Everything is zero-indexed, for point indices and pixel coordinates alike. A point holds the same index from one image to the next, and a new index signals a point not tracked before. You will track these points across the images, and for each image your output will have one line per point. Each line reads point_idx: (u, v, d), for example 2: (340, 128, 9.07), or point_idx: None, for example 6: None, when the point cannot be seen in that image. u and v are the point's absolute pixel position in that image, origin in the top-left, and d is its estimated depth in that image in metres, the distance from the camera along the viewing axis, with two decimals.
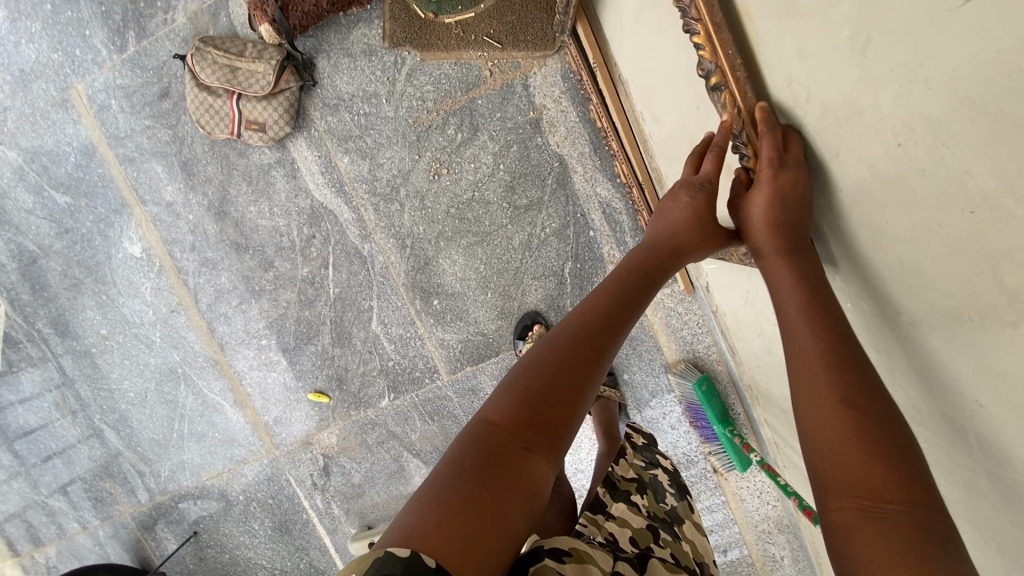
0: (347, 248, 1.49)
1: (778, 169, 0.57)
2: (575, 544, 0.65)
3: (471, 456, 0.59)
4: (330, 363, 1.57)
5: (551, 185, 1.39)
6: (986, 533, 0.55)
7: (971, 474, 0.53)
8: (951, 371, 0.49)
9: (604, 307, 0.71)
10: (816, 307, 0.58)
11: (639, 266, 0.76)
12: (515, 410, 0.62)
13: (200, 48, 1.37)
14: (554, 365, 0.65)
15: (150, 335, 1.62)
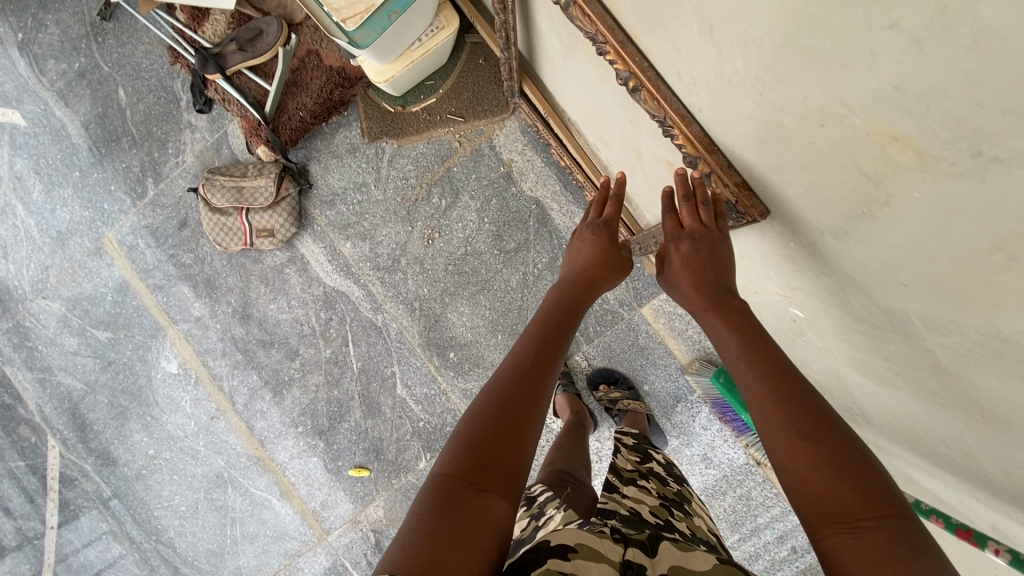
0: (363, 322, 1.61)
1: (677, 242, 0.79)
2: (581, 540, 0.67)
3: (431, 507, 0.63)
4: (366, 436, 1.64)
5: (533, 226, 1.53)
6: (969, 409, 0.60)
7: (930, 354, 0.60)
8: (877, 265, 0.56)
9: (533, 347, 0.81)
10: (750, 345, 0.71)
11: (559, 307, 0.90)
12: (463, 456, 0.67)
13: (210, 178, 1.59)
14: (496, 404, 0.72)
15: (194, 445, 1.71)
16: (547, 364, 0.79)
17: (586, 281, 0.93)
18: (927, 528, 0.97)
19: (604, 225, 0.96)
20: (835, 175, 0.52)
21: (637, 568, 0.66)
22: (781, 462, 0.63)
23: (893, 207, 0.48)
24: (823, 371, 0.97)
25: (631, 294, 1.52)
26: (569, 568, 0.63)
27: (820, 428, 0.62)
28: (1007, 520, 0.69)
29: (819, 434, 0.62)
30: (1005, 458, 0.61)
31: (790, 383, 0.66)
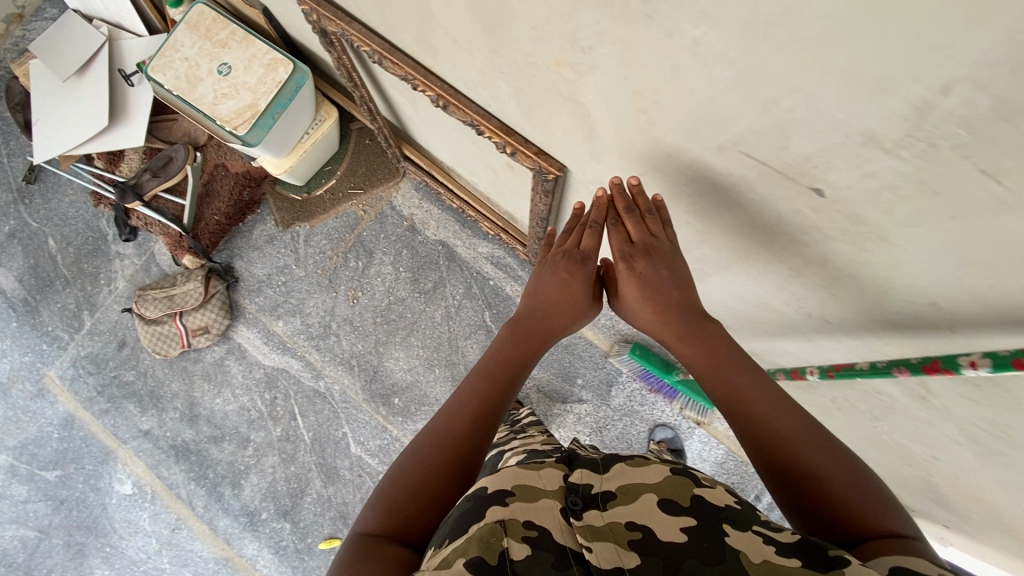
0: (306, 392, 1.69)
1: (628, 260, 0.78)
2: (518, 482, 0.65)
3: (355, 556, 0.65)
4: (330, 504, 1.64)
5: (444, 264, 1.70)
6: (733, 255, 0.77)
7: (692, 222, 0.78)
8: (623, 164, 0.75)
9: (485, 405, 0.82)
10: (727, 362, 0.74)
11: (519, 354, 0.88)
12: (388, 513, 0.71)
13: (141, 295, 1.71)
14: (430, 459, 0.76)
15: (159, 564, 1.67)
16: (490, 415, 0.82)
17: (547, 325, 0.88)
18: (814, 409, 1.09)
19: (584, 258, 0.85)
20: (562, 106, 0.72)
21: (581, 489, 0.66)
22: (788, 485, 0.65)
23: (593, 111, 0.67)
24: None
25: None
26: (507, 515, 0.61)
27: (818, 451, 0.65)
28: (820, 353, 0.83)
29: (807, 456, 0.65)
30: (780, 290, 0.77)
31: (777, 412, 0.69)
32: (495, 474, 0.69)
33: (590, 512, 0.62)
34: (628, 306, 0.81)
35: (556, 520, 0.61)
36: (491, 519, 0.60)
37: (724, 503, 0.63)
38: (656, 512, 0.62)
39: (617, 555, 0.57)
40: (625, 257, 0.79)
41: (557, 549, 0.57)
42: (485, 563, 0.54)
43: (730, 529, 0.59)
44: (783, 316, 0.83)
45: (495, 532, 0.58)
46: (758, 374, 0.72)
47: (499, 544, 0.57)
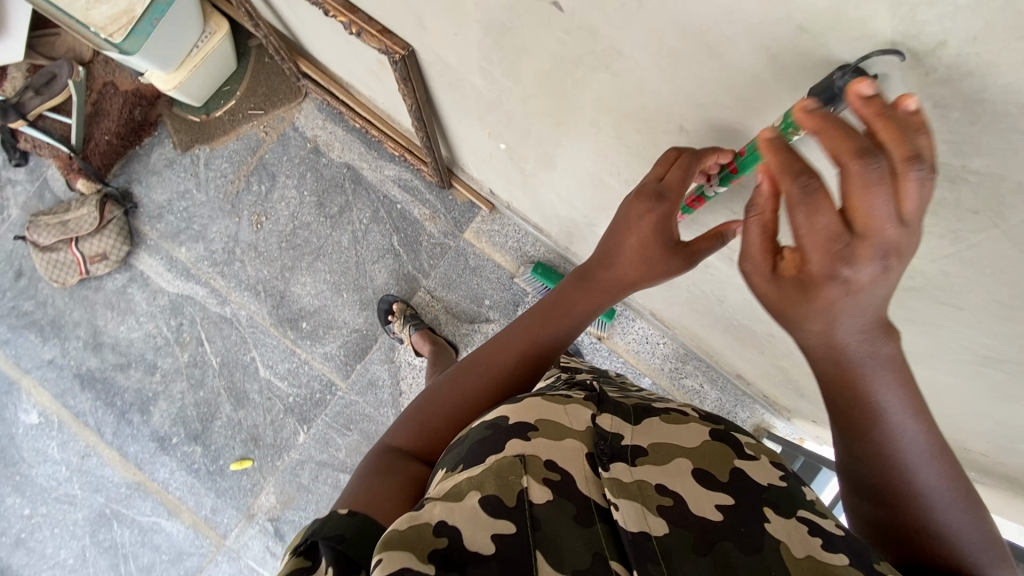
0: (213, 319, 1.67)
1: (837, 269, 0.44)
2: (542, 418, 0.63)
3: (383, 467, 0.71)
4: (240, 427, 1.65)
5: (350, 187, 1.67)
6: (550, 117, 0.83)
7: (516, 88, 0.82)
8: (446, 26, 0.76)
9: (530, 345, 0.82)
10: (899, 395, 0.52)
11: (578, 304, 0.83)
12: (415, 433, 0.77)
13: (33, 221, 1.65)
14: (468, 389, 0.79)
15: (70, 491, 1.67)
16: (534, 362, 0.82)
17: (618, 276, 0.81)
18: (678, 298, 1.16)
19: (661, 196, 0.69)
20: None
21: (611, 437, 0.62)
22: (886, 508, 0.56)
23: None
24: (559, 201, 1.14)
25: (451, 223, 1.66)
26: (528, 449, 0.59)
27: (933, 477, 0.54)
28: None
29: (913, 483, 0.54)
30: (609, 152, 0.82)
31: (917, 451, 0.53)
32: (518, 401, 0.66)
33: (618, 465, 0.59)
34: (775, 307, 0.51)
35: (581, 466, 0.59)
36: (510, 452, 0.58)
37: (765, 480, 0.60)
38: (689, 480, 0.59)
39: (643, 518, 0.54)
40: (839, 264, 0.44)
41: (581, 502, 0.55)
42: (501, 503, 0.53)
43: (772, 513, 0.55)
44: (617, 185, 0.89)
45: (515, 466, 0.56)
46: (910, 391, 0.52)
47: (517, 482, 0.55)
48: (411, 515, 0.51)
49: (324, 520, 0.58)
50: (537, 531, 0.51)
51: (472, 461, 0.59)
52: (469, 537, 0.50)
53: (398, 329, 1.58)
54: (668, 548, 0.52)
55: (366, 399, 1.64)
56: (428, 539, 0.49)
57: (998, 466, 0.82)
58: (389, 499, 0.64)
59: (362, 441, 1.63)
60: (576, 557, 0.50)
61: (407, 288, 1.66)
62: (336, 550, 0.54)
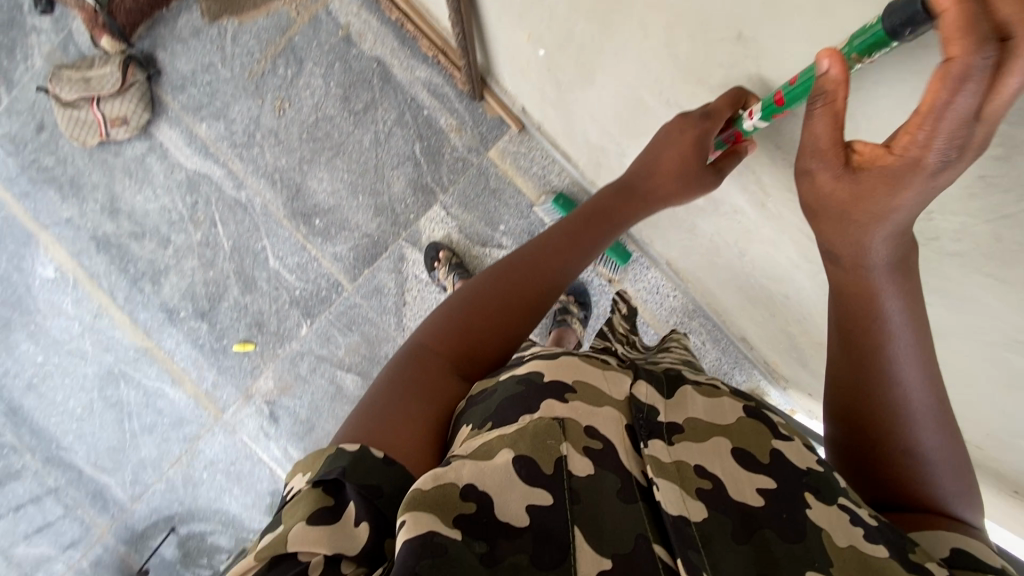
0: (228, 202, 1.66)
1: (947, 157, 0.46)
2: (578, 379, 0.63)
3: (397, 381, 0.67)
4: (246, 311, 1.69)
5: (378, 84, 1.60)
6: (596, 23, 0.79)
7: None
8: None
9: (558, 249, 0.85)
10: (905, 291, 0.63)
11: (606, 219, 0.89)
12: (448, 345, 0.73)
13: (56, 74, 1.62)
14: (501, 297, 0.78)
15: (82, 346, 1.74)
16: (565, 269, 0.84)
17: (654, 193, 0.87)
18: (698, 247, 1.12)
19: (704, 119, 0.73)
20: None
21: (648, 411, 0.62)
22: (872, 425, 0.66)
23: None
24: (594, 128, 1.08)
25: (477, 139, 1.60)
26: (567, 414, 0.58)
27: (921, 395, 0.64)
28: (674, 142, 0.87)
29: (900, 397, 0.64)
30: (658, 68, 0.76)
31: (910, 365, 0.64)
32: (552, 360, 0.66)
33: (656, 442, 0.58)
34: (830, 204, 0.57)
35: (620, 439, 0.59)
36: (549, 415, 0.58)
37: (805, 465, 0.59)
38: (728, 463, 0.58)
39: (683, 501, 0.53)
40: (956, 150, 0.45)
41: (623, 476, 0.55)
42: (538, 470, 0.53)
43: (812, 499, 0.55)
44: (657, 107, 0.83)
45: (552, 432, 0.56)
46: (915, 311, 0.64)
47: (556, 448, 0.55)
48: (437, 473, 0.50)
49: (354, 462, 0.54)
50: (575, 505, 0.52)
51: (504, 420, 0.59)
52: (502, 507, 0.51)
53: (443, 278, 1.57)
54: (710, 532, 0.52)
55: (371, 304, 1.66)
56: (455, 502, 0.49)
57: (990, 460, 0.80)
58: (410, 425, 0.61)
59: (362, 343, 1.67)
60: (617, 538, 0.50)
61: (423, 200, 1.63)
62: (369, 508, 0.52)
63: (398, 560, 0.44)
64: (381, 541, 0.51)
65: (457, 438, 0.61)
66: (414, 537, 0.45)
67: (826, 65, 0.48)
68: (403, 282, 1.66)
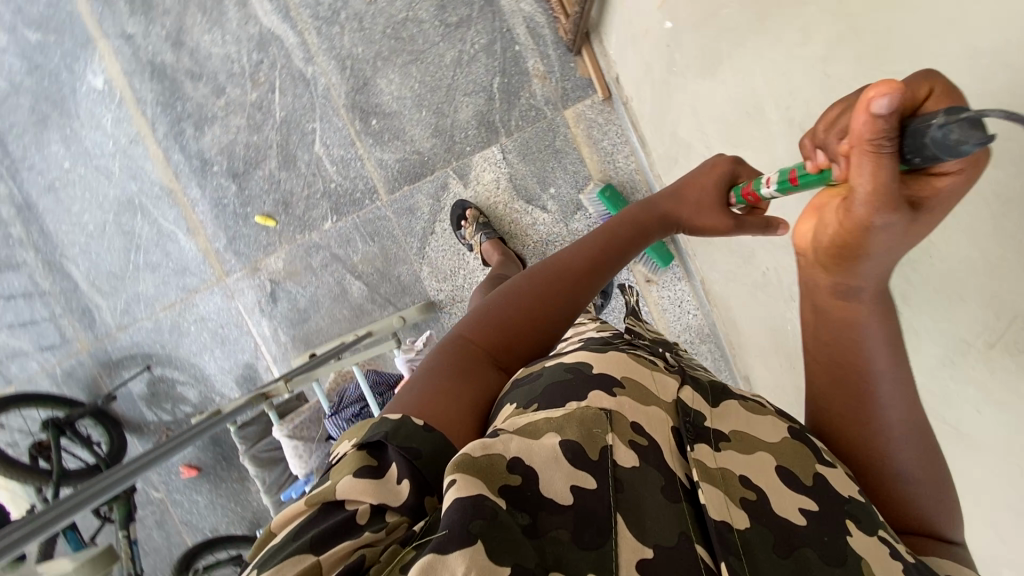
0: (292, 72, 1.61)
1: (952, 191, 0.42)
2: (626, 375, 0.67)
3: (440, 365, 0.69)
4: (277, 187, 1.66)
5: (478, 2, 1.51)
6: None
7: None
8: None
9: (597, 252, 0.83)
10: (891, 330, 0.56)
11: (630, 228, 0.86)
12: (489, 332, 0.74)
13: None
14: (542, 291, 0.78)
15: (109, 166, 1.73)
16: (605, 270, 0.83)
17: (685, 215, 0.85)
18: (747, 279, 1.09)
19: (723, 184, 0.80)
20: None
21: (694, 419, 0.65)
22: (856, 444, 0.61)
23: None
24: (689, 124, 1.02)
25: (558, 93, 1.52)
26: (614, 406, 0.62)
27: (901, 426, 0.59)
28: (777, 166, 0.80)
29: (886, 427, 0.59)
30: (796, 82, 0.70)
31: (893, 398, 0.58)
32: (601, 356, 0.70)
33: (702, 448, 0.61)
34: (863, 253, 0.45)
35: (665, 438, 0.61)
36: (596, 405, 0.61)
37: (847, 494, 0.58)
38: (773, 479, 0.59)
39: (727, 509, 0.55)
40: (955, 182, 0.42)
41: (668, 475, 0.57)
42: (584, 454, 0.56)
43: (851, 527, 0.55)
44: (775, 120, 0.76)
45: (599, 421, 0.59)
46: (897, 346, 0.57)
47: (601, 437, 0.58)
48: (484, 444, 0.53)
49: (399, 426, 0.57)
50: (620, 493, 0.54)
51: (551, 404, 0.62)
52: (545, 483, 0.53)
53: (469, 236, 1.55)
54: (751, 542, 0.53)
55: (400, 222, 1.63)
56: (501, 474, 0.52)
57: None
58: (456, 401, 0.64)
59: (379, 256, 1.65)
60: (659, 533, 0.51)
61: (484, 136, 1.57)
62: (412, 469, 0.55)
63: (445, 516, 0.47)
64: (422, 500, 0.54)
65: (500, 415, 0.64)
66: (463, 496, 0.47)
67: (884, 105, 0.36)
68: (438, 210, 1.62)
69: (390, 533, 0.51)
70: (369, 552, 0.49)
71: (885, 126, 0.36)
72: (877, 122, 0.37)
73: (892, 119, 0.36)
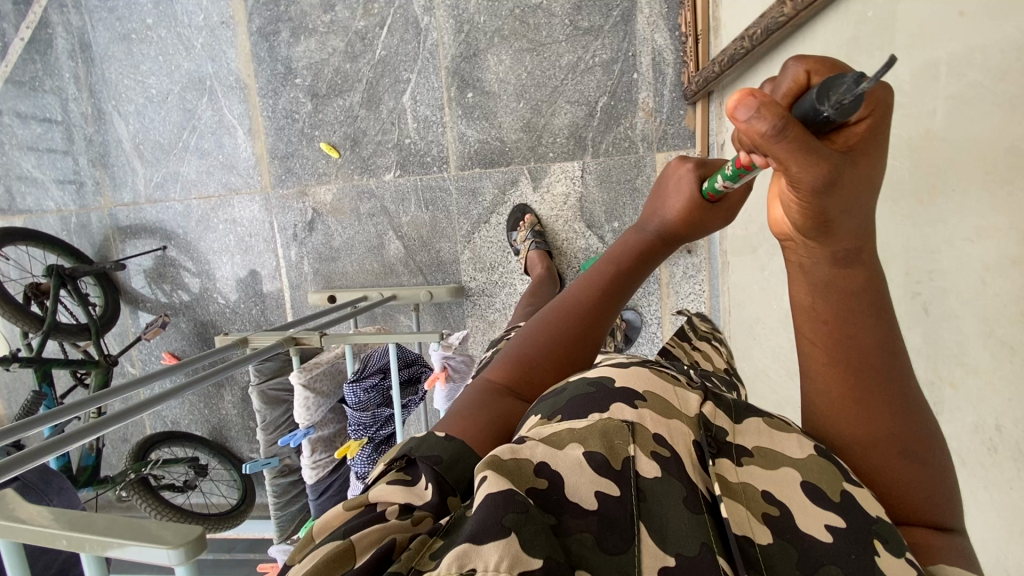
0: (407, 16, 1.55)
1: (866, 143, 0.41)
2: (650, 389, 0.61)
3: (467, 398, 0.71)
4: (352, 122, 1.62)
5: (614, 17, 1.47)
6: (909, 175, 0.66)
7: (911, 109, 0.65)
8: None
9: (605, 282, 0.77)
10: (869, 309, 0.48)
11: (634, 254, 0.78)
12: (512, 368, 0.74)
13: None
14: (555, 329, 0.76)
15: (191, 39, 1.66)
16: (614, 298, 0.77)
17: (660, 219, 0.77)
18: (782, 381, 1.10)
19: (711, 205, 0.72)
20: None
21: (716, 433, 0.58)
22: (840, 429, 0.52)
23: None
24: None
25: (658, 135, 1.50)
26: (637, 418, 0.57)
27: (888, 413, 0.50)
28: None
29: (875, 410, 0.50)
30: (915, 252, 0.66)
31: (872, 382, 0.50)
32: (623, 369, 0.65)
33: (723, 462, 0.54)
34: (838, 211, 0.43)
35: (688, 452, 0.55)
36: (618, 416, 0.57)
37: (873, 512, 0.48)
38: (796, 495, 0.51)
39: (748, 523, 0.49)
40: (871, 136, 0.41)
41: (691, 486, 0.51)
42: (608, 464, 0.52)
43: (878, 547, 0.46)
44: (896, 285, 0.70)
45: (621, 432, 0.55)
46: (875, 329, 0.49)
47: (624, 447, 0.54)
48: (512, 449, 0.52)
49: (422, 440, 0.60)
50: (642, 502, 0.49)
51: (573, 416, 0.58)
52: (571, 487, 0.49)
53: (519, 240, 1.54)
54: (775, 561, 0.46)
55: (459, 200, 1.61)
56: (528, 477, 0.50)
57: None
58: (476, 426, 0.65)
59: (428, 225, 1.63)
60: (682, 541, 0.46)
61: (571, 149, 1.54)
62: (434, 473, 0.55)
63: (477, 511, 0.44)
64: (445, 498, 0.54)
65: (524, 426, 0.62)
66: (495, 492, 0.45)
67: (747, 114, 0.38)
68: (499, 203, 1.60)
69: (416, 524, 0.50)
70: (400, 536, 0.48)
71: (766, 124, 0.37)
72: (757, 123, 0.38)
73: (771, 112, 0.37)
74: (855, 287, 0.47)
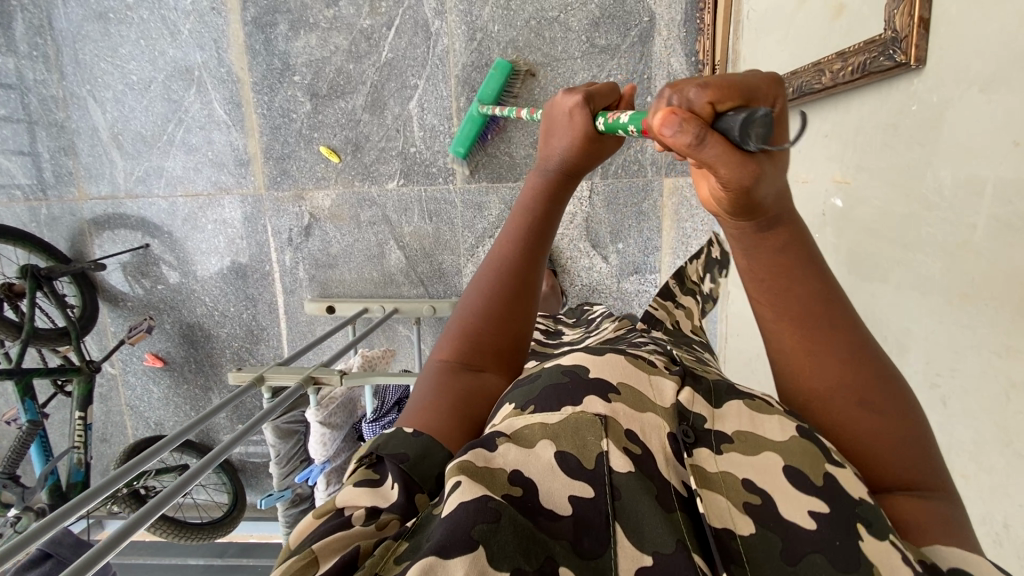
0: (417, 18, 1.47)
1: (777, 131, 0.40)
2: (624, 380, 0.56)
3: (423, 390, 0.61)
4: (353, 125, 1.55)
5: (632, 36, 1.44)
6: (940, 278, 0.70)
7: (949, 214, 0.68)
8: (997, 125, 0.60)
9: (524, 232, 0.68)
10: (796, 267, 0.51)
11: (544, 195, 0.70)
12: (457, 342, 0.65)
13: None
14: (488, 290, 0.66)
15: (178, 23, 1.53)
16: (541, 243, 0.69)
17: (560, 151, 0.69)
18: None
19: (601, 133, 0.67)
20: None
21: (693, 419, 0.55)
22: (796, 379, 0.54)
23: None
24: None
25: (667, 160, 1.52)
26: (609, 411, 0.52)
27: (837, 359, 0.52)
28: None
29: (827, 361, 0.52)
30: (940, 348, 0.71)
31: (815, 331, 0.52)
32: (597, 356, 0.59)
33: (700, 451, 0.52)
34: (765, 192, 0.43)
35: (660, 446, 0.52)
36: (590, 410, 0.52)
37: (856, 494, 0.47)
38: (777, 481, 0.49)
39: (728, 513, 0.47)
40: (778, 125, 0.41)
41: (662, 481, 0.48)
42: (580, 465, 0.48)
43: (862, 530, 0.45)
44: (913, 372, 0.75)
45: (593, 427, 0.50)
46: (807, 276, 0.51)
47: (597, 441, 0.49)
48: (485, 454, 0.47)
49: (389, 436, 0.54)
50: (616, 501, 0.46)
51: (547, 407, 0.53)
52: (546, 494, 0.46)
53: None
54: (757, 552, 0.44)
55: (463, 213, 1.58)
56: (502, 485, 0.45)
57: None
58: (434, 414, 0.57)
59: (431, 237, 1.60)
60: (656, 538, 0.43)
61: None
62: (399, 471, 0.50)
63: (445, 525, 0.40)
64: (412, 496, 0.49)
65: (496, 416, 0.56)
66: (468, 499, 0.42)
67: (671, 132, 0.36)
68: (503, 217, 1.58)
69: (382, 529, 0.46)
70: (364, 542, 0.43)
71: (690, 137, 0.36)
72: (681, 138, 0.36)
73: (693, 126, 0.36)
74: (783, 243, 0.50)
